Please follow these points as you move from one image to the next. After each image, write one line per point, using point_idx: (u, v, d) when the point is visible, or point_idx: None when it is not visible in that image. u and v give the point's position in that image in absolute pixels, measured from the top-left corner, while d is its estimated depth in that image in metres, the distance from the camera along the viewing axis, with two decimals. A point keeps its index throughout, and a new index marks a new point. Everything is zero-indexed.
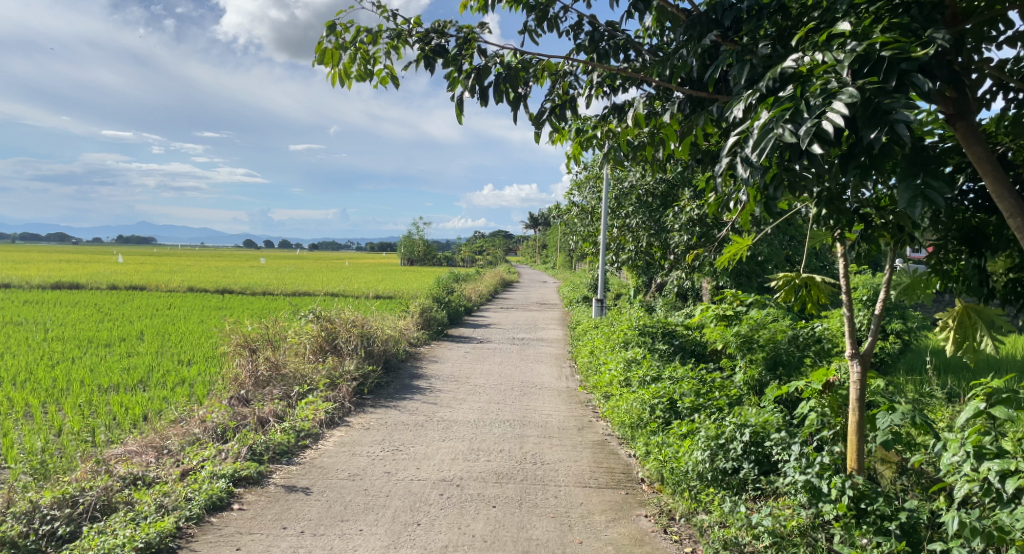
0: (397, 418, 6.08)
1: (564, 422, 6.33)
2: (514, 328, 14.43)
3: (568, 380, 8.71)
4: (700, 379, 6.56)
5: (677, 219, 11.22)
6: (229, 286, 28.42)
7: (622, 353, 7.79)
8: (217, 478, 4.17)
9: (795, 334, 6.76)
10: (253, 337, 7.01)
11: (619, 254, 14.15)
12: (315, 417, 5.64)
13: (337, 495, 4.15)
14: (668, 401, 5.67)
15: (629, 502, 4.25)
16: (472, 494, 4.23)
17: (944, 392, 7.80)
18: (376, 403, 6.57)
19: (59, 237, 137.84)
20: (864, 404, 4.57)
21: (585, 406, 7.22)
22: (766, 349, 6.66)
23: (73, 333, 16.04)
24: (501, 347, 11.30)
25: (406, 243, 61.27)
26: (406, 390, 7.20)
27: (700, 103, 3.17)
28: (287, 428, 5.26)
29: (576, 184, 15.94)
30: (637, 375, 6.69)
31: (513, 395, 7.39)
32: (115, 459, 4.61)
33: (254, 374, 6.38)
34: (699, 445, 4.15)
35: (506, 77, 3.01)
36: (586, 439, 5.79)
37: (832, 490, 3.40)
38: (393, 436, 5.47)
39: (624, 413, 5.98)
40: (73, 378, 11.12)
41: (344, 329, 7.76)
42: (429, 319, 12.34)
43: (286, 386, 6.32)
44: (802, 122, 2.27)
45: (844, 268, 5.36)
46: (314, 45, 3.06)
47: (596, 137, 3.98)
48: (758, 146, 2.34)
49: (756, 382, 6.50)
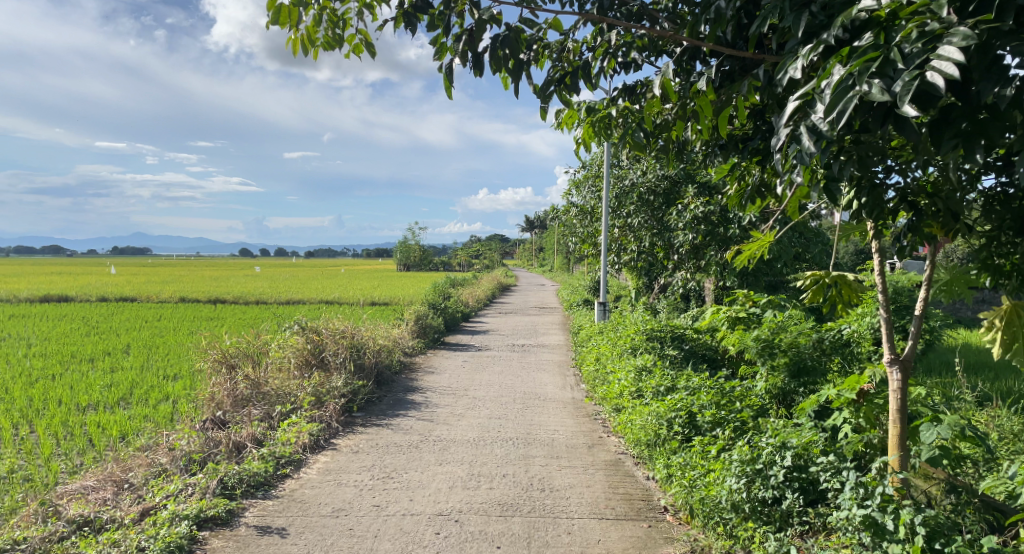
0: (390, 439, 5.53)
1: (572, 439, 5.78)
2: (513, 334, 13.85)
3: (573, 390, 8.17)
4: (719, 389, 6.01)
5: (681, 217, 10.72)
6: (221, 297, 27.76)
7: (631, 360, 7.25)
8: (179, 520, 3.61)
9: (819, 338, 6.22)
10: (232, 352, 6.45)
11: (620, 255, 13.60)
12: (298, 441, 5.09)
13: (318, 537, 3.59)
14: (687, 414, 5.16)
15: (654, 539, 3.72)
16: (473, 532, 3.68)
17: (975, 396, 7.30)
18: (367, 422, 6.02)
19: (53, 250, 136.81)
20: (906, 416, 4.07)
21: (593, 420, 6.68)
22: (788, 354, 6.12)
23: (56, 348, 15.45)
24: (500, 355, 10.74)
25: (402, 248, 60.66)
26: (400, 406, 6.65)
27: (732, 75, 2.80)
28: (265, 455, 4.70)
29: (575, 184, 15.41)
30: (650, 385, 6.14)
31: (515, 408, 6.83)
32: (67, 497, 4.05)
33: (232, 394, 5.82)
34: (732, 471, 3.65)
35: (504, 39, 2.48)
36: (598, 459, 5.24)
37: (899, 527, 2.90)
38: (384, 461, 4.92)
39: (639, 429, 5.44)
40: (51, 397, 10.53)
41: (332, 340, 7.18)
42: (424, 327, 11.77)
43: (267, 406, 5.76)
44: (893, 75, 1.76)
45: (879, 264, 4.83)
46: (268, 1, 2.56)
47: (611, 118, 3.47)
48: (833, 109, 1.83)
49: (779, 390, 6.05)
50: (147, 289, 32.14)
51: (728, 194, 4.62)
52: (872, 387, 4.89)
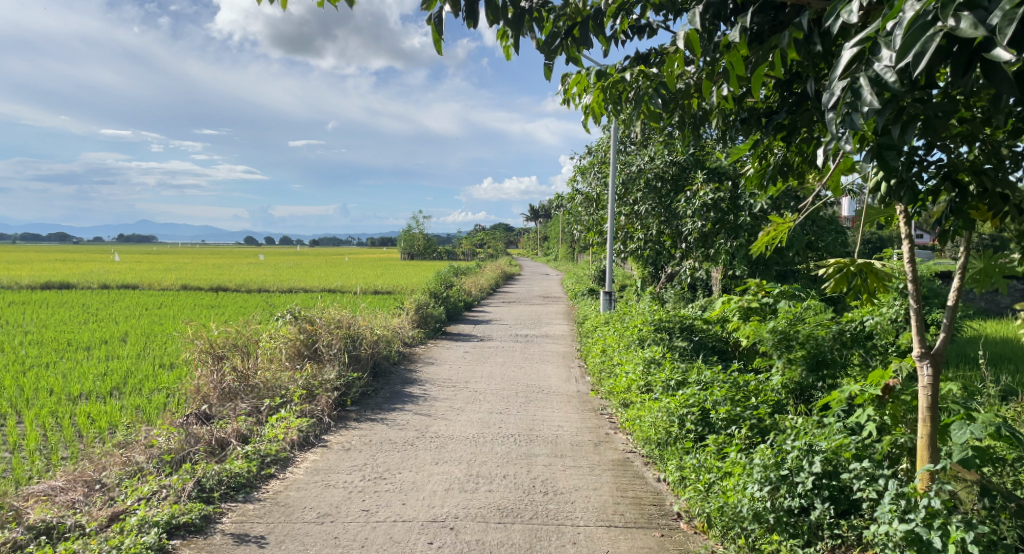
0: (384, 435, 5.23)
1: (577, 436, 5.46)
2: (517, 325, 13.50)
3: (578, 383, 7.85)
4: (733, 383, 5.67)
5: (691, 204, 10.34)
6: (223, 285, 27.46)
7: (639, 352, 6.92)
8: (147, 528, 3.31)
9: (839, 330, 5.87)
10: (219, 342, 6.12)
11: (627, 243, 13.22)
12: (286, 438, 4.78)
13: (299, 547, 3.29)
14: (700, 410, 4.85)
15: (667, 549, 3.42)
16: (469, 542, 3.37)
17: (1001, 391, 6.95)
18: (362, 417, 5.70)
19: (59, 238, 136.97)
20: (938, 414, 3.68)
21: (599, 415, 6.36)
22: (806, 347, 5.79)
23: (52, 336, 15.19)
24: (503, 346, 10.40)
25: (406, 237, 60.26)
26: (396, 400, 6.33)
27: (763, 32, 2.47)
28: (249, 454, 4.39)
29: (580, 171, 14.99)
30: (660, 379, 5.82)
31: (517, 402, 6.51)
32: (31, 499, 3.75)
33: (218, 387, 5.51)
34: (754, 477, 3.33)
35: None
36: (605, 458, 4.92)
37: (948, 545, 2.60)
38: (377, 460, 4.61)
39: (648, 426, 5.11)
40: (42, 386, 10.26)
41: (326, 330, 6.85)
42: (425, 316, 11.43)
43: (255, 400, 5.46)
44: (986, 7, 1.44)
45: (909, 253, 4.47)
46: None
47: (624, 83, 3.15)
48: (908, 52, 1.52)
49: (796, 385, 5.75)
50: (148, 277, 31.84)
51: (747, 173, 4.31)
52: (897, 382, 4.52)
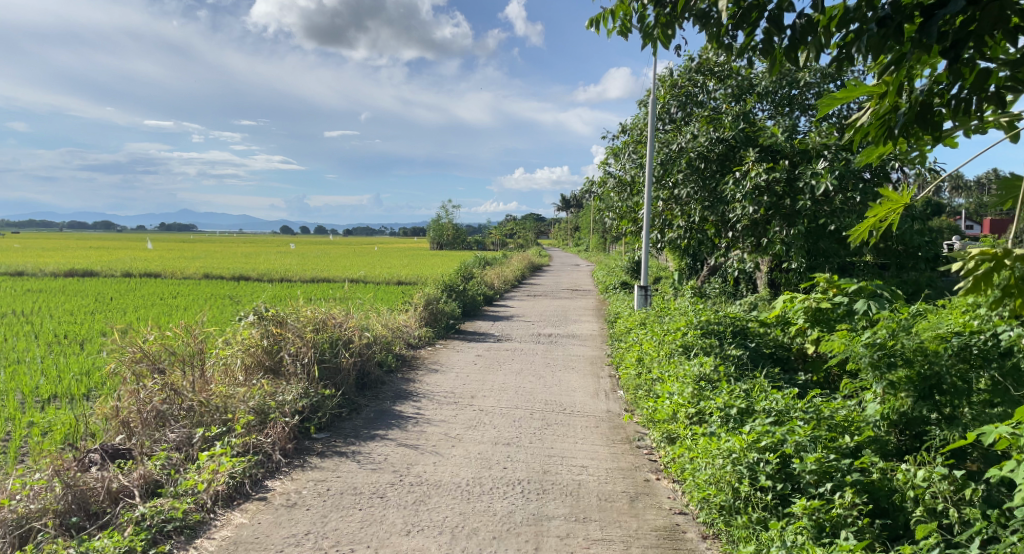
0: (350, 480, 3.93)
1: (606, 485, 4.06)
2: (540, 321, 12.12)
3: (606, 399, 6.47)
4: (815, 413, 4.21)
5: (739, 186, 8.83)
6: (245, 274, 26.56)
7: (682, 364, 5.51)
8: None
9: (962, 344, 4.34)
10: (157, 351, 4.88)
11: (665, 232, 11.67)
12: (208, 489, 3.51)
13: None
14: (778, 458, 3.50)
15: None
16: None
17: None
18: (328, 450, 4.43)
19: (101, 226, 140.22)
20: None
21: (633, 448, 4.96)
22: (914, 367, 4.41)
23: (51, 328, 14.28)
24: (523, 349, 9.03)
25: (433, 226, 59.04)
26: (379, 424, 5.03)
27: None
28: (141, 520, 3.13)
29: (613, 151, 13.46)
30: (716, 407, 4.40)
31: (531, 428, 5.18)
32: None
33: (141, 410, 4.26)
34: None
35: None
36: (645, 525, 3.55)
37: None
38: (328, 525, 3.31)
39: (701, 479, 3.69)
40: (13, 386, 9.20)
41: (296, 334, 5.57)
42: (436, 313, 10.10)
43: (187, 428, 4.22)
44: None
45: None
46: None
47: None
48: None
49: (900, 416, 4.35)
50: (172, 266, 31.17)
51: (859, 124, 2.96)
52: None
